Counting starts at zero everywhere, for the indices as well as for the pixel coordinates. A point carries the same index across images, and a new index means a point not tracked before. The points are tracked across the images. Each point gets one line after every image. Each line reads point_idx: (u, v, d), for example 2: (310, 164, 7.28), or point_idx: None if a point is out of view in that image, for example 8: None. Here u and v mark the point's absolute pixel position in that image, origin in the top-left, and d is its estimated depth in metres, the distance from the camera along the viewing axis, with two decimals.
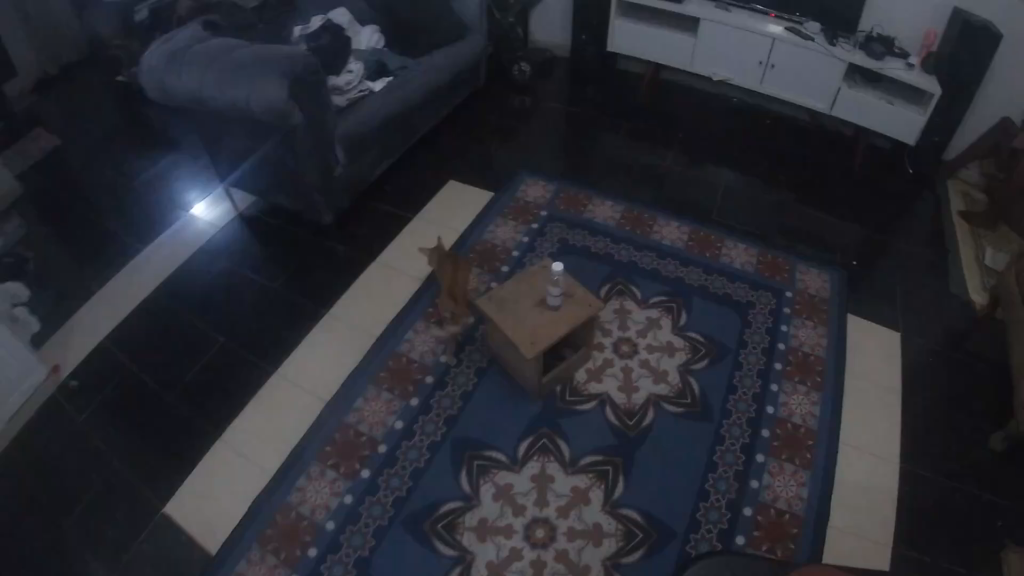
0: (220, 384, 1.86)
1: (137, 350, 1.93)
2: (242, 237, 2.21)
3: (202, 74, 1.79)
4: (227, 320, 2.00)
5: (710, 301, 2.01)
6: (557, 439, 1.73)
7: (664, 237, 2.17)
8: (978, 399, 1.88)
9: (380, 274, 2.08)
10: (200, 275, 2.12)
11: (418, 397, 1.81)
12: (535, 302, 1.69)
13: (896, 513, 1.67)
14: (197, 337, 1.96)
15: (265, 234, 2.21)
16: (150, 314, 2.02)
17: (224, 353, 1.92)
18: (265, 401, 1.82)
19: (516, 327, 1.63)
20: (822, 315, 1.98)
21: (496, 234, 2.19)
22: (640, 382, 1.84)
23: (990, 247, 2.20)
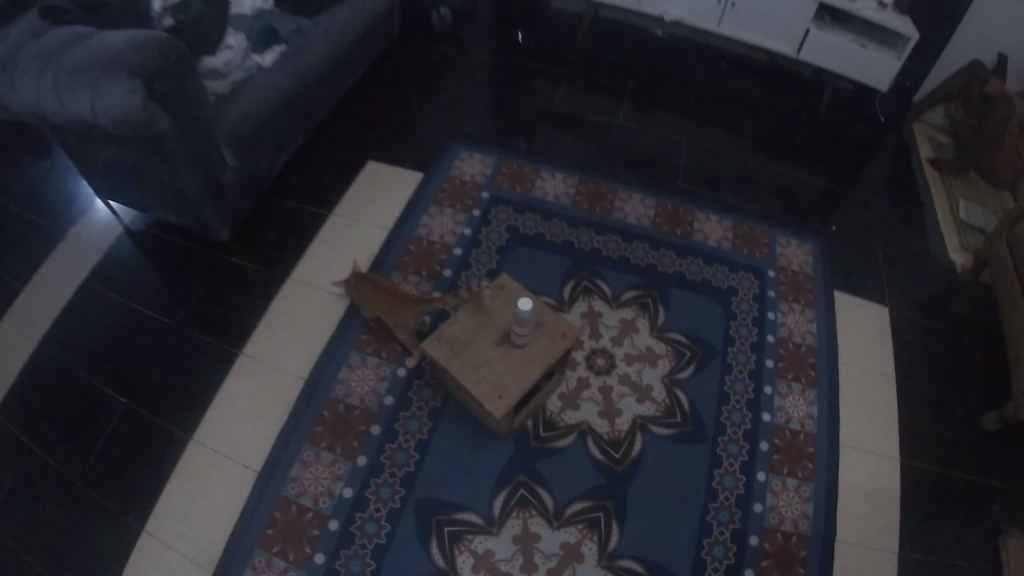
0: (129, 464, 1.47)
1: (21, 419, 1.51)
2: (126, 255, 1.77)
3: (34, 86, 1.27)
4: (120, 372, 1.58)
5: (687, 291, 1.79)
6: (536, 489, 1.50)
7: (627, 214, 1.93)
8: (965, 370, 1.70)
9: (291, 291, 1.71)
10: (75, 313, 1.67)
11: (365, 454, 1.52)
12: (496, 339, 1.47)
13: (900, 516, 1.50)
14: (95, 398, 1.55)
15: (150, 252, 1.78)
16: (30, 371, 1.58)
17: (130, 415, 1.53)
18: (183, 480, 1.46)
19: (473, 379, 1.41)
20: (808, 296, 1.77)
21: (431, 228, 1.85)
22: (622, 403, 1.62)
23: (964, 199, 2.03)
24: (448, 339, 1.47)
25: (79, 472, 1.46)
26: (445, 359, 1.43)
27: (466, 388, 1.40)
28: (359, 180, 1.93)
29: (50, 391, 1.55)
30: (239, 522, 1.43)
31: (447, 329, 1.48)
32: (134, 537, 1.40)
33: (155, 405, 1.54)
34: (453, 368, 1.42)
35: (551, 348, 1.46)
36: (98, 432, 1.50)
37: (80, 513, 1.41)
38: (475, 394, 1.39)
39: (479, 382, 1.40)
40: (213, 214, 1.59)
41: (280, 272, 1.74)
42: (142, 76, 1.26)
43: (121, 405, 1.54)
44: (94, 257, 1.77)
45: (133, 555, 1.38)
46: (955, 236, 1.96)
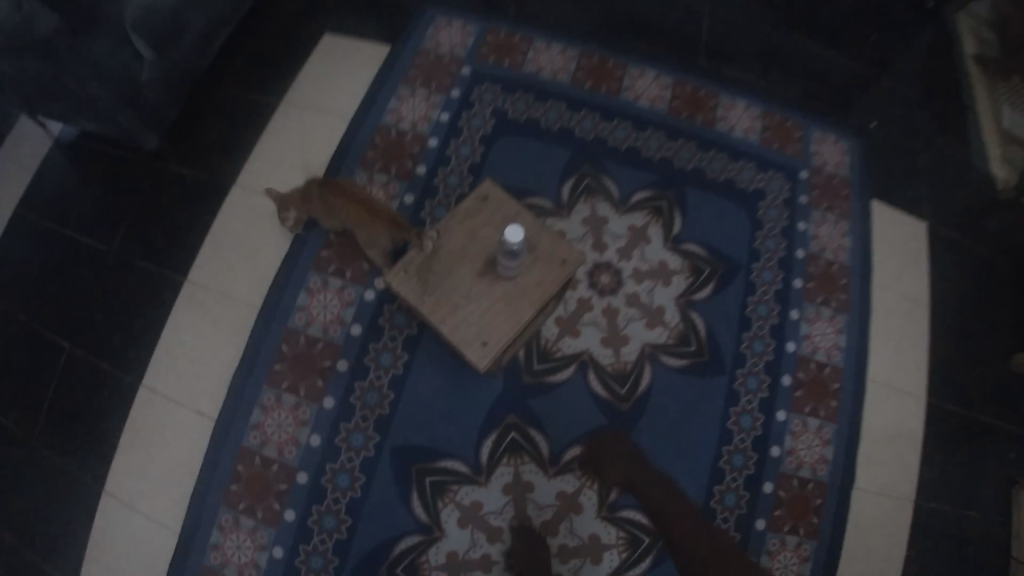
0: (79, 419, 1.31)
1: None
2: (44, 160, 1.46)
3: None
4: (56, 307, 1.36)
5: (707, 194, 1.54)
6: (530, 432, 1.33)
7: (638, 96, 1.62)
8: (1001, 300, 1.52)
9: (239, 197, 1.43)
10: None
11: (332, 396, 1.33)
12: (479, 270, 1.23)
13: (923, 459, 1.37)
14: (36, 344, 1.35)
15: (69, 155, 1.47)
16: None
17: (74, 363, 1.33)
18: (138, 434, 1.30)
19: (450, 322, 1.20)
20: (843, 203, 1.54)
21: (401, 114, 1.54)
22: (629, 329, 1.42)
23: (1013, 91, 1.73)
24: (418, 270, 1.23)
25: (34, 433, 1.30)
26: (414, 299, 1.20)
27: (439, 330, 1.20)
28: (319, 56, 1.58)
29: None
30: (201, 478, 1.28)
31: (415, 256, 1.23)
32: (95, 499, 1.27)
33: (99, 348, 1.34)
34: (426, 309, 1.20)
35: (545, 279, 1.23)
36: (44, 383, 1.33)
37: (37, 476, 1.28)
38: (453, 339, 1.19)
39: (458, 327, 1.19)
40: (127, 115, 1.27)
41: (225, 175, 1.45)
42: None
43: (64, 351, 1.34)
44: (12, 190, 1.44)
45: (98, 519, 1.26)
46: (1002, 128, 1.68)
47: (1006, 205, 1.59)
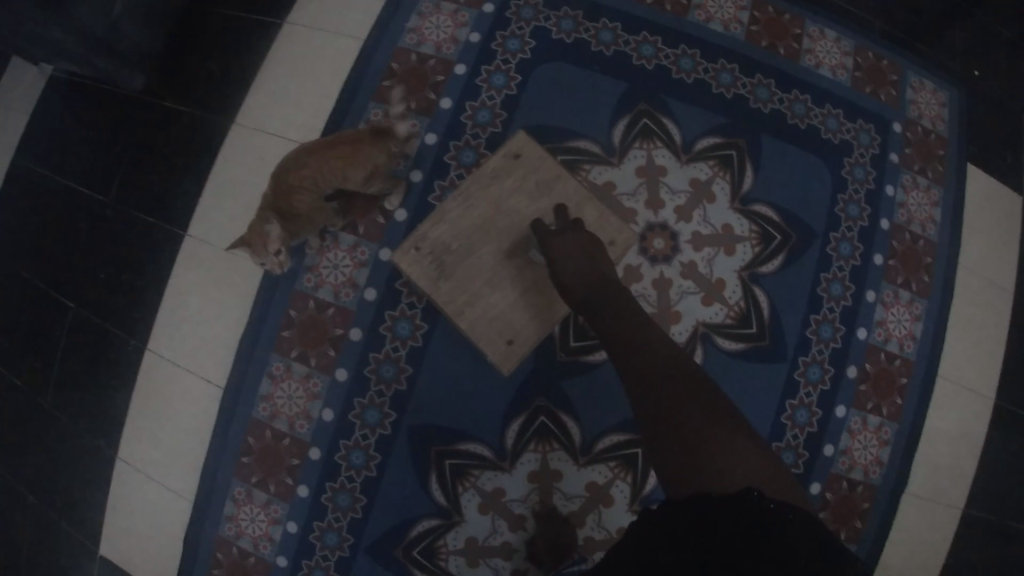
0: (88, 385, 1.21)
1: None
2: (37, 96, 1.28)
3: None
4: (59, 261, 1.24)
5: (784, 144, 1.32)
6: (561, 416, 1.23)
7: (710, 17, 1.35)
8: None
9: (248, 137, 1.25)
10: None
11: (345, 367, 1.22)
12: (505, 250, 1.09)
13: (980, 459, 1.28)
14: (38, 298, 1.23)
15: (60, 81, 1.28)
16: None
17: (79, 323, 1.22)
18: (149, 403, 1.20)
19: (470, 315, 1.08)
20: (936, 167, 1.34)
21: (426, 34, 1.31)
22: (682, 304, 1.25)
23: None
24: (433, 249, 1.08)
25: (41, 395, 1.21)
26: (429, 287, 1.07)
27: (457, 325, 1.07)
28: None
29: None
30: (211, 451, 1.19)
31: (429, 233, 1.08)
32: (110, 466, 1.20)
33: (104, 309, 1.22)
34: (442, 298, 1.08)
35: None
36: (50, 346, 1.22)
37: (48, 441, 1.21)
38: (475, 336, 1.08)
39: (478, 320, 1.08)
40: None
41: (231, 107, 1.26)
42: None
43: (69, 310, 1.22)
44: (11, 132, 1.27)
45: (113, 486, 1.20)
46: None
47: None
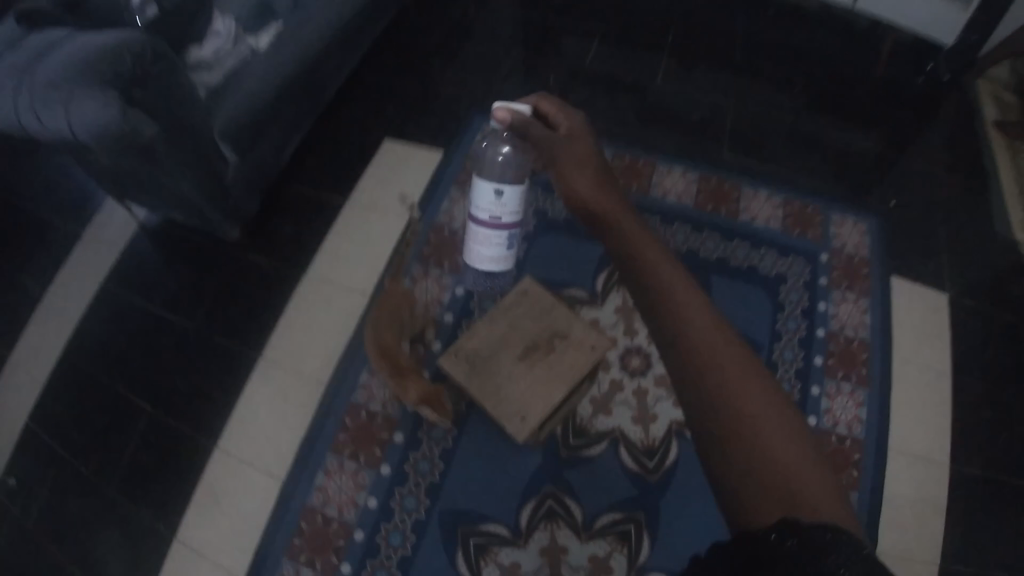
0: (157, 474, 1.46)
1: (63, 427, 1.52)
2: (144, 258, 1.66)
3: (7, 103, 1.16)
4: (144, 378, 1.55)
5: (731, 280, 1.66)
6: (565, 499, 1.45)
7: (667, 191, 1.77)
8: None
9: (315, 290, 1.63)
10: (81, 314, 1.62)
11: (389, 464, 1.48)
12: (519, 354, 1.38)
13: (943, 524, 1.43)
14: (123, 406, 1.52)
15: (164, 245, 1.68)
16: (68, 379, 1.56)
17: (154, 427, 1.50)
18: (211, 492, 1.44)
19: (494, 401, 1.34)
20: (863, 284, 1.65)
21: (453, 214, 1.74)
22: (658, 407, 1.54)
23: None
24: (468, 355, 1.39)
25: (114, 484, 1.46)
26: (464, 380, 1.36)
27: (484, 406, 1.34)
28: (382, 160, 1.81)
29: (78, 397, 1.54)
30: (266, 532, 1.42)
31: (465, 343, 1.39)
32: (166, 545, 1.41)
33: (179, 414, 1.51)
34: (475, 389, 1.35)
35: (581, 363, 1.37)
36: (127, 440, 1.49)
37: (115, 522, 1.43)
38: (496, 415, 1.33)
39: (500, 404, 1.33)
40: (214, 213, 1.50)
41: (300, 265, 1.66)
42: (110, 88, 1.12)
43: (147, 415, 1.51)
44: (123, 281, 1.64)
45: (167, 562, 1.39)
46: (1020, 210, 1.83)
47: None
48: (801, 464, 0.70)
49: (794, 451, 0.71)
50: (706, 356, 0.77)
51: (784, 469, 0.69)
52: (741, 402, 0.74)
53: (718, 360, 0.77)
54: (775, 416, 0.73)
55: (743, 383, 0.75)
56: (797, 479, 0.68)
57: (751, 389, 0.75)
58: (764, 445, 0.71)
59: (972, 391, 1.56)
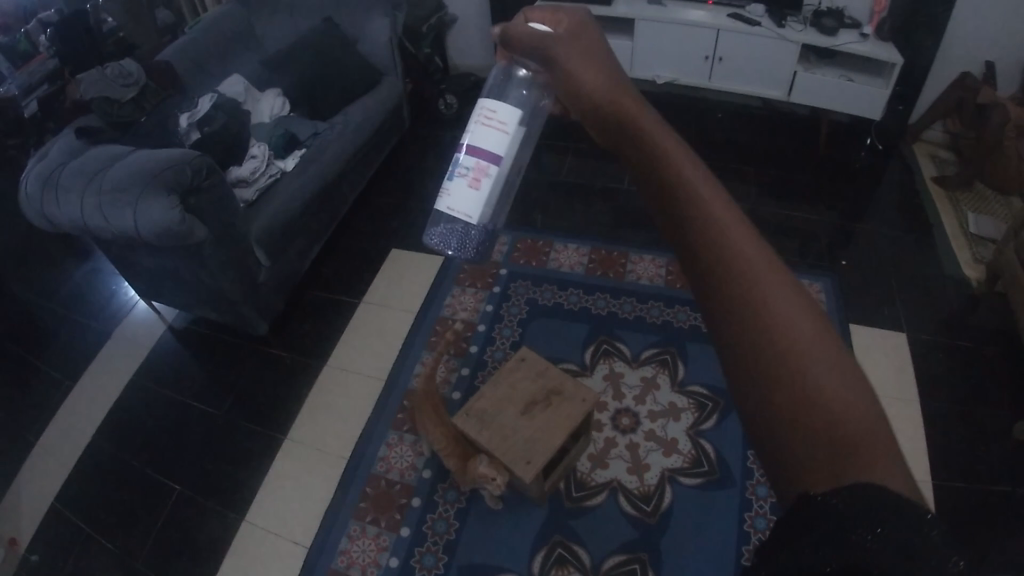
0: (182, 547, 1.54)
1: (92, 507, 1.61)
2: (181, 365, 1.88)
3: (80, 202, 1.50)
4: (174, 462, 1.68)
5: (704, 342, 1.85)
6: (573, 547, 1.50)
7: (640, 275, 2.01)
8: (1004, 396, 1.73)
9: (334, 379, 1.82)
10: (118, 410, 1.79)
11: (408, 526, 1.56)
12: (521, 410, 1.50)
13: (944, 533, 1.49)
14: (155, 486, 1.64)
15: (200, 352, 1.90)
16: (101, 466, 1.68)
17: (182, 504, 1.61)
18: (235, 561, 1.52)
19: (501, 448, 1.43)
20: None
21: (455, 306, 1.95)
22: (650, 458, 1.63)
23: (972, 211, 2.19)
24: (478, 413, 1.50)
25: (138, 557, 1.53)
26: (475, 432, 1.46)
27: (493, 452, 1.43)
28: (388, 268, 2.07)
29: (110, 483, 1.65)
30: None
31: (476, 403, 1.51)
32: None
33: (207, 491, 1.63)
34: (483, 438, 1.45)
35: (573, 413, 1.48)
36: (156, 518, 1.59)
37: None
38: (504, 459, 1.42)
39: (508, 449, 1.43)
40: (247, 307, 1.72)
41: (319, 358, 1.87)
42: (175, 194, 1.48)
43: (176, 492, 1.63)
44: (162, 384, 1.84)
45: None
46: (967, 250, 2.06)
47: (983, 299, 1.93)
48: (857, 402, 0.37)
49: (857, 399, 0.38)
50: (721, 249, 0.42)
51: (834, 405, 0.37)
52: (775, 320, 0.39)
53: (748, 267, 0.41)
54: (824, 347, 0.39)
55: (773, 286, 0.40)
56: (848, 414, 0.37)
57: (789, 305, 0.40)
58: (811, 378, 0.38)
59: (943, 414, 1.69)
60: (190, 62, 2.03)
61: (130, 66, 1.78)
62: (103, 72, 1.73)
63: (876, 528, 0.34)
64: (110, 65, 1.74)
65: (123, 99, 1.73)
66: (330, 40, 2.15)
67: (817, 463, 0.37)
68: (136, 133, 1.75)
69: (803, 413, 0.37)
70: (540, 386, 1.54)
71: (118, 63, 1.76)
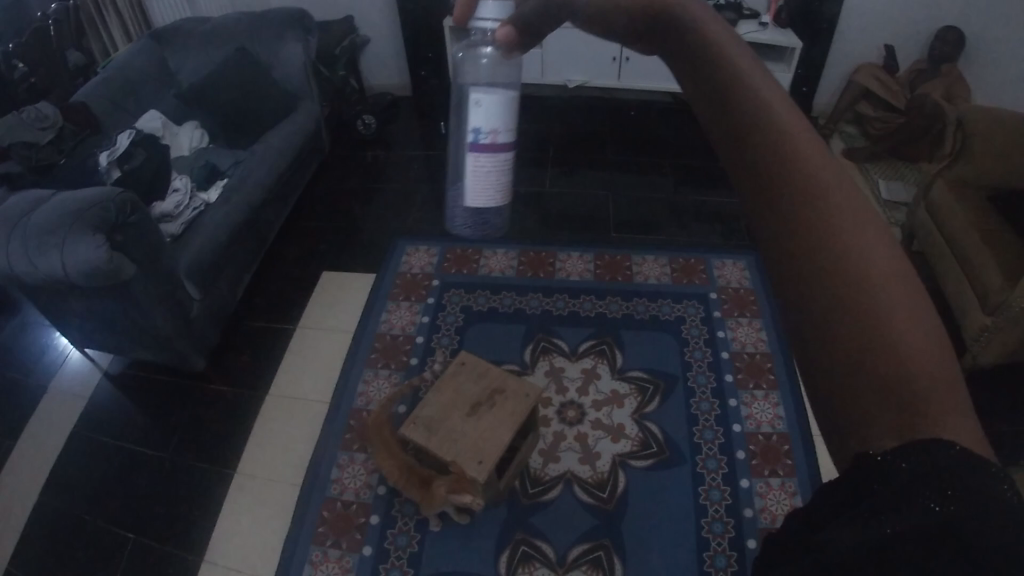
0: None
1: (37, 568, 1.52)
2: (121, 411, 1.82)
3: (2, 249, 1.46)
4: (123, 511, 1.62)
5: (638, 330, 1.90)
6: (537, 542, 1.50)
7: (570, 272, 2.06)
8: None
9: (279, 407, 1.79)
10: (57, 464, 1.72)
11: (369, 544, 1.53)
12: (467, 411, 1.50)
13: None
14: (103, 537, 1.57)
15: (137, 398, 1.85)
16: (43, 524, 1.60)
17: (135, 551, 1.54)
18: None
19: (454, 450, 1.42)
20: (753, 308, 1.92)
21: (392, 321, 1.95)
22: (599, 446, 1.66)
23: (883, 178, 2.34)
24: (426, 420, 1.49)
25: None
26: (423, 438, 1.45)
27: (446, 459, 1.41)
28: (322, 292, 2.06)
29: (55, 540, 1.57)
30: None
31: (421, 411, 1.50)
32: None
33: (160, 535, 1.57)
34: (434, 445, 1.44)
35: (522, 407, 1.51)
36: (108, 569, 1.52)
37: None
38: (456, 462, 1.41)
39: (460, 451, 1.42)
40: (183, 342, 1.70)
41: (261, 388, 1.84)
42: (103, 231, 1.47)
43: (128, 540, 1.56)
44: (102, 432, 1.78)
45: None
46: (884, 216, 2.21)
47: None
48: (939, 339, 0.27)
49: (937, 333, 0.27)
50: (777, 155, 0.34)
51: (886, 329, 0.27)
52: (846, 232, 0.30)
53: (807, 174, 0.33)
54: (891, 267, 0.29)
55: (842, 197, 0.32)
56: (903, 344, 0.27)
57: (862, 219, 0.30)
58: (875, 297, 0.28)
59: None
60: (107, 100, 2.01)
61: (47, 109, 1.79)
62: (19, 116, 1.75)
63: (947, 491, 0.25)
64: (26, 108, 1.75)
65: (42, 141, 1.74)
66: (244, 69, 2.15)
67: (876, 413, 0.27)
68: (55, 175, 1.74)
69: (862, 349, 0.28)
70: (487, 384, 1.56)
71: (35, 105, 1.78)
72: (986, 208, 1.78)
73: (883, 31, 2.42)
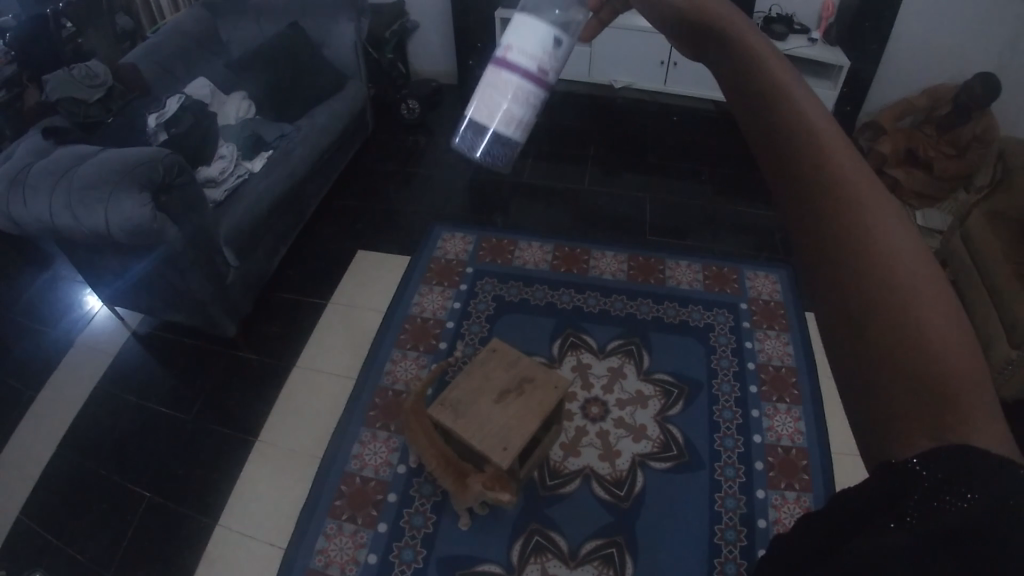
0: (153, 554, 1.49)
1: (56, 516, 1.55)
2: (147, 371, 1.85)
3: (47, 201, 1.48)
4: (142, 469, 1.64)
5: (666, 334, 1.90)
6: (551, 534, 1.51)
7: (603, 270, 2.07)
8: None
9: (306, 379, 1.81)
10: (81, 418, 1.74)
11: (385, 522, 1.54)
12: (495, 397, 1.51)
13: None
14: (119, 493, 1.60)
15: (165, 359, 1.88)
16: (64, 474, 1.63)
17: (152, 510, 1.56)
18: (207, 565, 1.48)
19: (479, 435, 1.44)
20: (783, 320, 1.93)
21: (424, 305, 1.97)
22: (620, 444, 1.67)
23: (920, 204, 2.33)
24: (454, 403, 1.50)
25: (109, 563, 1.48)
26: (451, 421, 1.46)
27: (471, 444, 1.42)
28: (353, 271, 2.08)
29: (76, 491, 1.60)
30: None
31: (450, 393, 1.52)
32: None
33: (179, 495, 1.59)
34: (458, 428, 1.46)
35: (549, 399, 1.51)
36: (123, 524, 1.54)
37: None
38: (482, 447, 1.42)
39: (485, 437, 1.43)
40: (216, 308, 1.72)
41: (288, 359, 1.86)
42: (149, 191, 1.49)
43: (144, 498, 1.59)
44: (128, 390, 1.80)
45: None
46: None
47: None
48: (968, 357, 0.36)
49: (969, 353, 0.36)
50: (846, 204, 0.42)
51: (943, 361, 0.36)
52: (903, 283, 0.38)
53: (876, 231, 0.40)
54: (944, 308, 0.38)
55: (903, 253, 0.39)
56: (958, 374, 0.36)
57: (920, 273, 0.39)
58: (929, 337, 0.37)
59: None
60: (157, 65, 2.04)
61: (97, 69, 1.79)
62: (70, 73, 1.73)
63: (963, 489, 0.32)
64: (76, 65, 1.74)
65: (90, 99, 1.73)
66: (297, 44, 2.17)
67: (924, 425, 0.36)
68: (100, 134, 1.76)
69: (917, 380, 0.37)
70: (515, 372, 1.57)
71: (84, 64, 1.77)
72: (1021, 243, 1.77)
73: (934, 56, 2.41)
